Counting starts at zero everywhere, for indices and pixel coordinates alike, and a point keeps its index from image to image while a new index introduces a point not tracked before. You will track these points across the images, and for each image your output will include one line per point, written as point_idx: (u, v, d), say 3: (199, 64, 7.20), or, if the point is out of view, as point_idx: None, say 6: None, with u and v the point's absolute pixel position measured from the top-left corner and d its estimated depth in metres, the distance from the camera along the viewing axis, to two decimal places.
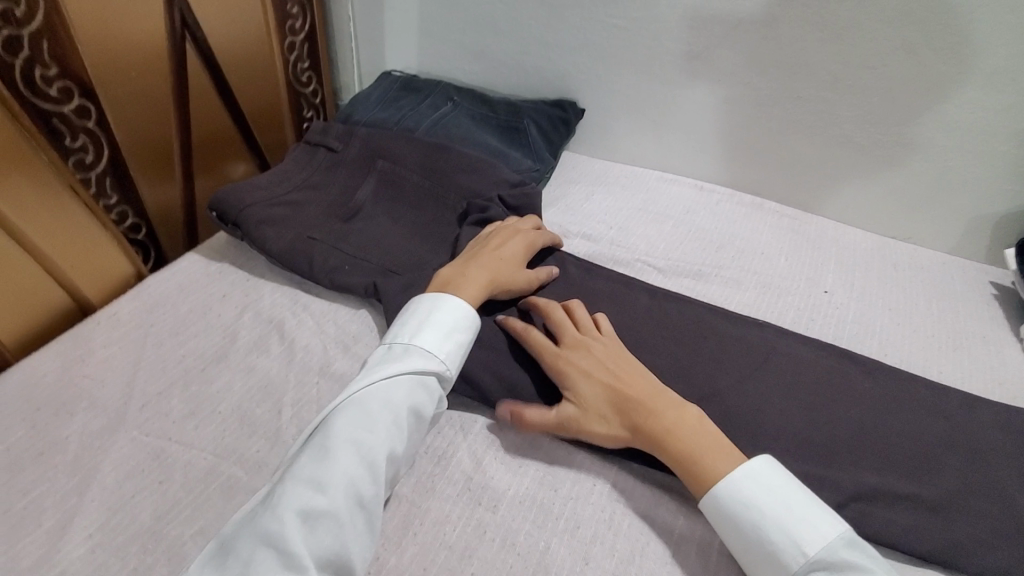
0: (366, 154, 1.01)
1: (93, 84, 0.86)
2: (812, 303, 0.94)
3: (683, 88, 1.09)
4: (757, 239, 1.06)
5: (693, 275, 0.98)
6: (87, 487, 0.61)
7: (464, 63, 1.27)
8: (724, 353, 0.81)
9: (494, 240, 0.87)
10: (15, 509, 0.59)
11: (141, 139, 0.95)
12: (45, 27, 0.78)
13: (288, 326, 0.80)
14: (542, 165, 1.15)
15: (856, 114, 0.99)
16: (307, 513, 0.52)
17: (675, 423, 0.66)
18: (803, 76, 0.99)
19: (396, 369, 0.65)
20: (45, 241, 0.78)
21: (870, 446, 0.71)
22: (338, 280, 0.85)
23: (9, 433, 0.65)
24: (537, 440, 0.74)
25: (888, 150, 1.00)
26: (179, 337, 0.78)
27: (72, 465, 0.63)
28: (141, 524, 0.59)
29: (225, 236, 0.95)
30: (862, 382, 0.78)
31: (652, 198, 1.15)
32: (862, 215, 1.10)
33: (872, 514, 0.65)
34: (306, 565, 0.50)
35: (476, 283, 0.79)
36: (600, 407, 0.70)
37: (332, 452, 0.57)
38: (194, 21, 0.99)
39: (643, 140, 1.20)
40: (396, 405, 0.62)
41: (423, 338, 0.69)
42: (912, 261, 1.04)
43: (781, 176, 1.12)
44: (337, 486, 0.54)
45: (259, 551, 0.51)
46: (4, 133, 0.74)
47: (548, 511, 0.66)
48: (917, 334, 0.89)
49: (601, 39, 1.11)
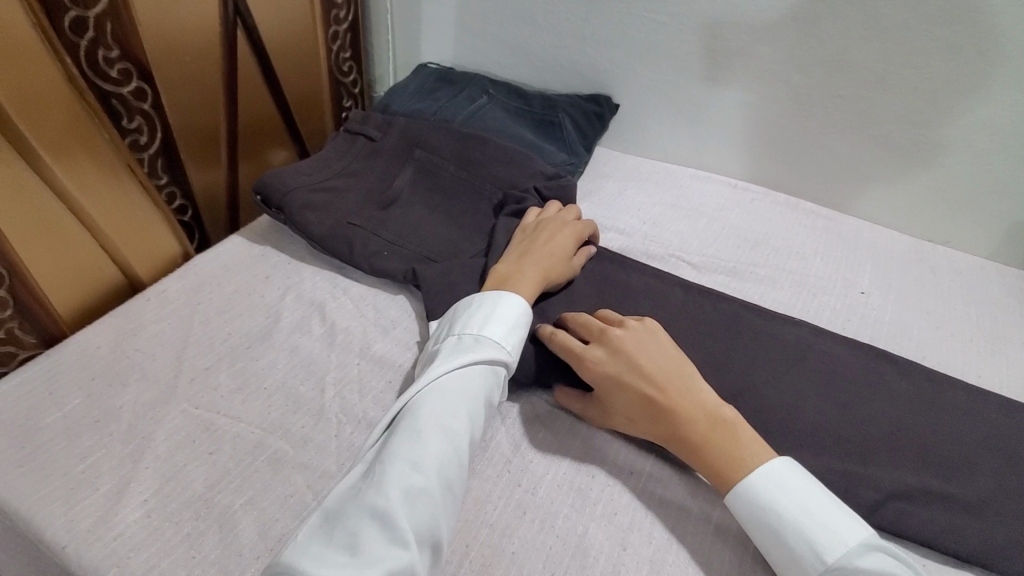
0: (405, 142, 0.84)
1: (151, 67, 0.71)
2: (848, 304, 0.76)
3: (716, 84, 0.92)
4: (796, 238, 0.86)
5: (728, 272, 0.80)
6: (141, 456, 0.50)
7: (496, 54, 1.06)
8: (838, 376, 0.64)
9: (544, 231, 0.70)
10: (72, 474, 0.49)
11: (192, 120, 0.78)
12: (110, 10, 0.64)
13: (331, 308, 0.66)
14: (587, 157, 0.96)
15: (900, 114, 0.82)
16: (409, 492, 0.44)
17: (711, 424, 0.50)
18: (844, 74, 0.83)
19: (471, 354, 0.54)
20: (99, 215, 0.68)
21: (909, 447, 0.58)
22: (377, 265, 0.70)
23: (66, 400, 0.54)
24: (594, 444, 0.55)
25: (932, 151, 0.84)
26: (228, 297, 0.66)
27: (127, 433, 0.52)
28: (193, 492, 0.48)
29: (266, 219, 0.78)
30: (899, 383, 0.64)
31: (686, 195, 0.95)
32: (897, 216, 0.91)
33: (910, 514, 0.53)
34: (411, 541, 0.42)
35: (528, 280, 0.63)
36: (632, 413, 0.53)
37: (424, 434, 0.47)
38: (246, 6, 0.80)
39: (677, 133, 0.99)
40: (478, 397, 0.51)
41: (490, 326, 0.56)
42: (953, 265, 0.85)
43: (818, 177, 0.93)
44: (434, 464, 0.46)
45: (364, 524, 0.42)
46: (72, 115, 0.63)
47: (587, 496, 0.51)
48: (955, 337, 0.73)
49: (632, 29, 0.92)
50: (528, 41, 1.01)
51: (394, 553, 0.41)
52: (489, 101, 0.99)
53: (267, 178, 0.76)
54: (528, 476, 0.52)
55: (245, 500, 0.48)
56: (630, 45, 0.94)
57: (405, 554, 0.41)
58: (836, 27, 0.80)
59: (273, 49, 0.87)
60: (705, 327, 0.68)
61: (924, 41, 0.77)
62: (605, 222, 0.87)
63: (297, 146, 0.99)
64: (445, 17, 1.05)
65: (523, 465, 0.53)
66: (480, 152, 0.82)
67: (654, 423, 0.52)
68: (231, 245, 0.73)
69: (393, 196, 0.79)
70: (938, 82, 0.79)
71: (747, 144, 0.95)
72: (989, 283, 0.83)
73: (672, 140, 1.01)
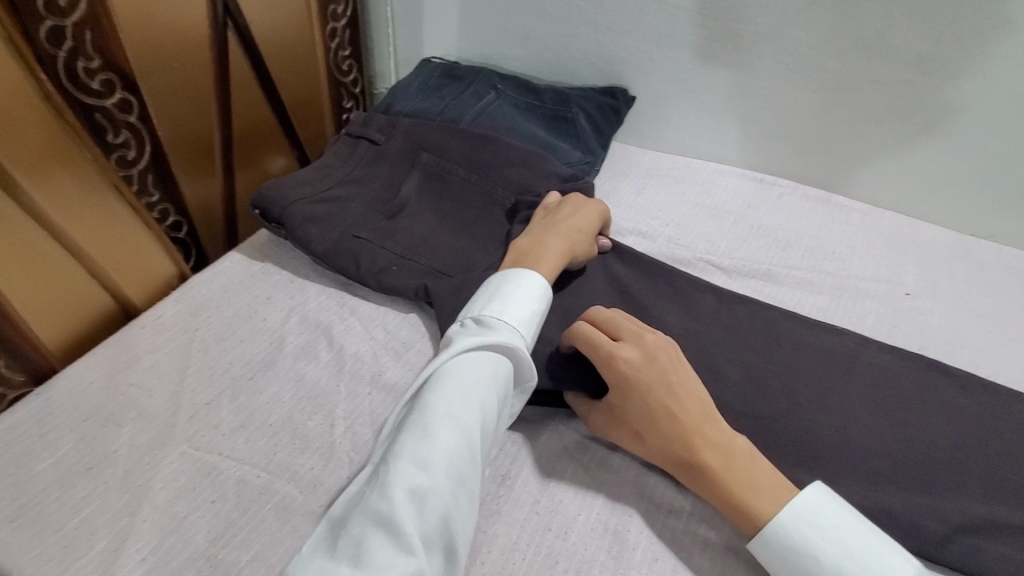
0: (410, 143, 0.78)
1: (136, 76, 0.66)
2: (892, 308, 0.71)
3: (739, 71, 0.85)
4: (831, 236, 0.81)
5: (761, 276, 0.74)
6: (139, 507, 0.46)
7: (504, 45, 1.00)
8: (888, 392, 0.59)
9: (566, 209, 0.68)
10: (65, 530, 0.45)
11: (184, 128, 0.73)
12: (89, 17, 0.59)
13: (338, 331, 0.62)
14: (601, 154, 0.91)
15: (946, 100, 0.76)
16: (416, 493, 0.40)
17: (725, 455, 0.46)
18: (884, 58, 0.77)
19: (481, 338, 0.50)
20: (88, 243, 0.64)
21: (973, 471, 0.53)
22: (386, 281, 0.65)
23: (57, 446, 0.50)
24: (626, 478, 0.51)
25: (978, 138, 0.77)
26: (230, 321, 0.62)
27: (122, 481, 0.48)
28: (196, 547, 0.44)
29: (265, 234, 0.73)
30: (957, 399, 0.59)
31: (709, 192, 0.89)
32: (939, 209, 0.85)
33: (980, 549, 0.49)
34: (419, 547, 0.38)
35: (550, 257, 0.61)
36: (649, 426, 0.48)
37: (431, 427, 0.43)
38: (237, 5, 0.75)
39: (699, 125, 0.93)
40: (488, 379, 0.47)
41: (499, 307, 0.53)
42: (1003, 261, 0.79)
43: (851, 169, 0.87)
44: (441, 461, 0.42)
45: (369, 530, 0.39)
46: (52, 134, 0.58)
47: (624, 541, 0.47)
48: (1011, 342, 0.67)
49: (650, 15, 0.86)
50: (537, 32, 0.95)
51: (402, 560, 0.37)
52: (497, 98, 0.93)
53: (265, 190, 0.71)
54: (558, 518, 0.48)
55: (252, 556, 0.44)
56: (646, 33, 0.88)
57: (411, 560, 0.37)
58: (871, 8, 0.74)
59: (267, 52, 0.82)
60: (740, 340, 0.63)
61: (964, 19, 0.71)
62: (626, 225, 0.82)
63: (297, 152, 0.94)
64: (448, 9, 0.99)
65: (553, 505, 0.49)
66: (489, 153, 0.77)
67: (672, 438, 0.47)
68: (230, 263, 0.69)
69: (398, 204, 0.74)
70: (981, 63, 0.72)
71: (773, 138, 0.90)
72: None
73: (692, 134, 0.95)
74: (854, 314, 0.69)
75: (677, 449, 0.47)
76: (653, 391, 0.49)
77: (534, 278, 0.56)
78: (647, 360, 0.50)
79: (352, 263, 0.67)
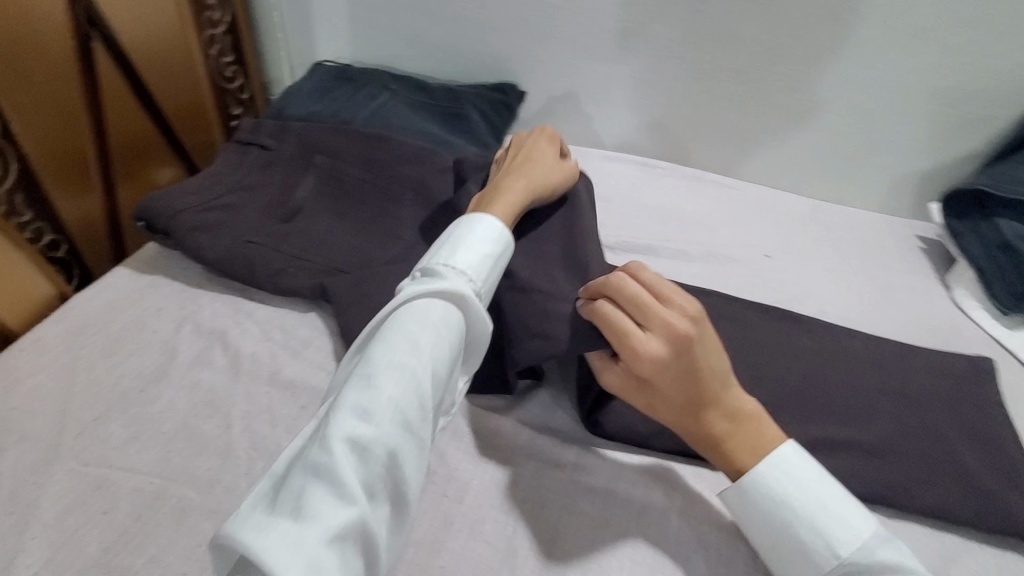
0: (301, 146, 0.79)
1: None
2: (754, 269, 0.80)
3: (614, 64, 0.92)
4: (705, 210, 0.89)
5: (643, 250, 0.81)
6: (25, 527, 0.46)
7: (394, 46, 1.02)
8: (747, 341, 0.67)
9: (519, 150, 0.69)
10: None
11: (53, 142, 0.70)
12: None
13: (234, 335, 0.62)
14: (498, 147, 0.95)
15: (789, 82, 0.86)
16: (356, 444, 0.38)
17: (735, 424, 0.49)
18: (733, 48, 0.85)
19: (439, 284, 0.49)
20: None
21: (814, 400, 0.62)
22: (281, 283, 0.66)
23: None
24: (517, 443, 0.55)
25: (819, 114, 0.88)
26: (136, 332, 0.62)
27: (5, 504, 0.47)
28: (90, 558, 0.45)
29: (154, 246, 0.72)
30: (803, 341, 0.67)
31: (598, 176, 0.95)
32: (794, 180, 0.96)
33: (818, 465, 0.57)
34: (360, 497, 0.37)
35: (506, 187, 0.62)
36: (667, 399, 0.50)
37: (378, 377, 0.42)
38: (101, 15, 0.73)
39: (585, 115, 0.99)
40: (436, 328, 0.46)
41: (459, 256, 0.53)
42: (847, 221, 0.90)
43: (720, 148, 0.96)
44: (385, 411, 0.40)
45: (309, 482, 0.37)
46: None
47: (514, 497, 0.51)
48: (849, 290, 0.78)
49: (528, 14, 0.91)
50: (425, 33, 0.98)
51: (342, 510, 0.37)
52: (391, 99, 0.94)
53: (148, 201, 0.69)
54: (454, 485, 0.52)
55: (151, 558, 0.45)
56: (527, 30, 0.93)
57: (351, 509, 0.37)
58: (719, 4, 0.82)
59: (140, 62, 0.80)
60: None
61: (795, 11, 0.80)
62: None
63: (186, 161, 0.92)
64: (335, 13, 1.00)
65: (450, 474, 0.52)
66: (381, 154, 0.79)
67: (685, 408, 0.50)
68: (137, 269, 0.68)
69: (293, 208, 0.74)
70: (814, 50, 0.82)
71: (652, 124, 0.97)
72: (881, 238, 0.88)
73: (580, 124, 1.01)
74: (722, 278, 0.77)
75: (696, 418, 0.49)
76: (677, 371, 0.48)
77: (491, 222, 0.57)
78: (682, 347, 0.48)
79: (246, 269, 0.67)
